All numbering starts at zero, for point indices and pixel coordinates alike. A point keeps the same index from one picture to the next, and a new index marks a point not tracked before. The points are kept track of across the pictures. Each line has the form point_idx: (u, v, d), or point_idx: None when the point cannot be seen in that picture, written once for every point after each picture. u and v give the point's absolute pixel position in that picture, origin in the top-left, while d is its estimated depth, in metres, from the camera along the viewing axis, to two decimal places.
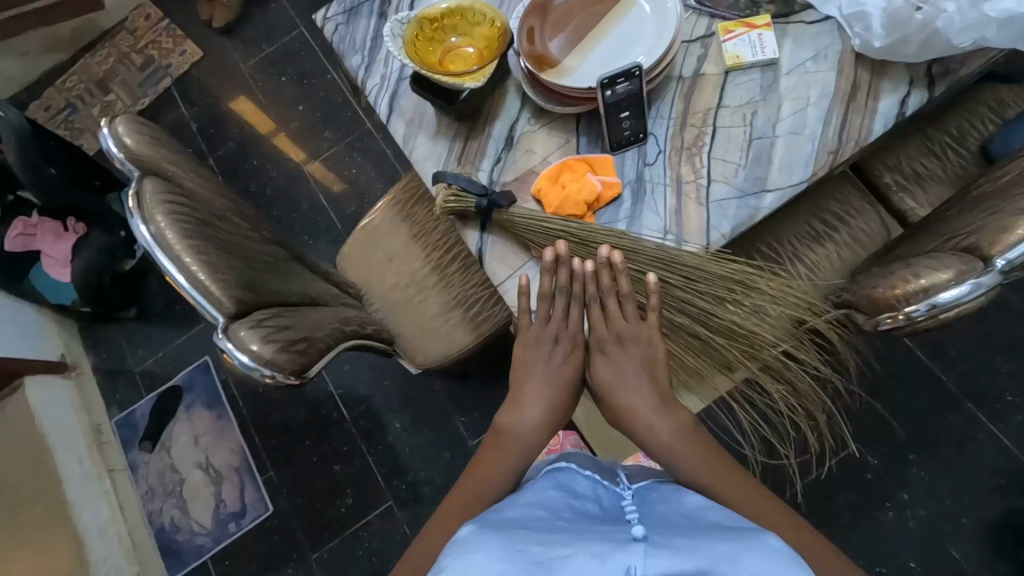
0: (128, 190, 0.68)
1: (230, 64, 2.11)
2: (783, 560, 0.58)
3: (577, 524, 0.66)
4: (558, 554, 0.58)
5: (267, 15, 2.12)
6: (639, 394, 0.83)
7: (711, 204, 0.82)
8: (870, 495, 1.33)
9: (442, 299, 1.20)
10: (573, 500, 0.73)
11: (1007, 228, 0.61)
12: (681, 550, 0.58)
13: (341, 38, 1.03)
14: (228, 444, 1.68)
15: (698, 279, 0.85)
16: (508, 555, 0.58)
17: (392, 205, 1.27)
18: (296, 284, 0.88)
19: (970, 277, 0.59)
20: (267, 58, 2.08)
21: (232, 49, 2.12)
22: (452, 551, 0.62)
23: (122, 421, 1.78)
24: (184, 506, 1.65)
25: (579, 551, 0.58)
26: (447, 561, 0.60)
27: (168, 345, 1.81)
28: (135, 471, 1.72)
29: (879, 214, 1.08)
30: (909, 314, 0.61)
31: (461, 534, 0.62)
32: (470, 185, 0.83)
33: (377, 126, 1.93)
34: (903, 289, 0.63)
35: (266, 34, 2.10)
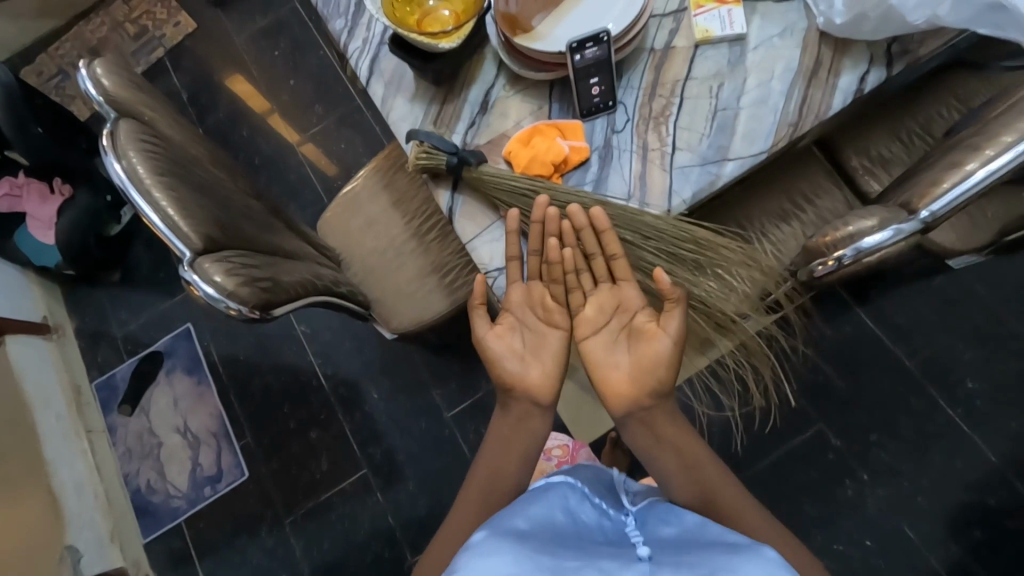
0: (103, 130, 0.70)
1: (223, 36, 2.12)
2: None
3: (584, 544, 0.63)
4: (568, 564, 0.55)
5: None
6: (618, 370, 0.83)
7: (674, 169, 0.85)
8: (832, 474, 1.36)
9: (419, 266, 1.23)
10: (576, 518, 0.70)
11: (932, 186, 0.66)
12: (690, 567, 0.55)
13: (325, 2, 1.05)
14: (207, 410, 1.70)
15: (657, 240, 0.88)
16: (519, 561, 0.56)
17: (373, 172, 1.28)
18: (271, 235, 0.90)
19: (891, 222, 0.64)
20: (260, 32, 2.09)
21: (225, 21, 2.13)
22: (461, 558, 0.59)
23: (101, 383, 1.79)
24: (161, 469, 1.67)
25: None
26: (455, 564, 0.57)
27: (151, 310, 1.83)
28: (113, 434, 1.73)
29: (845, 196, 1.11)
30: (837, 258, 0.65)
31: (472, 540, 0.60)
32: (441, 143, 0.85)
33: (367, 102, 1.95)
34: (833, 238, 0.68)
35: (260, 7, 2.11)
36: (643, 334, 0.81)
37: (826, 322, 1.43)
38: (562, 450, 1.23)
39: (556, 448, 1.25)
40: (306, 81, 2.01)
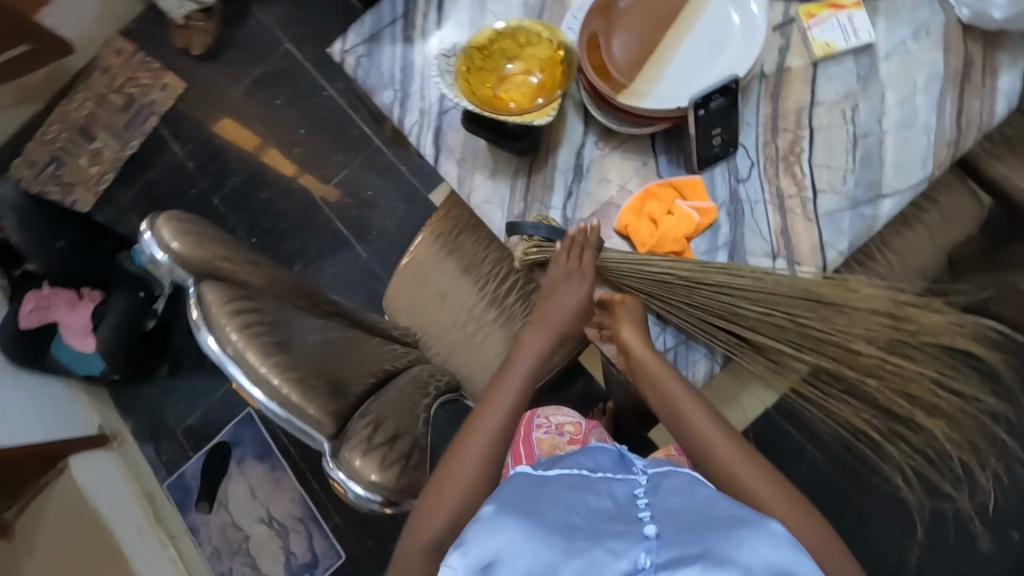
0: (191, 303, 0.61)
1: (217, 92, 1.98)
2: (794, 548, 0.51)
3: (588, 485, 0.59)
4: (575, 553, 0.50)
5: (248, 34, 1.97)
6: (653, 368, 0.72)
7: (822, 218, 0.74)
8: None
9: (505, 334, 1.13)
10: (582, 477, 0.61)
11: None
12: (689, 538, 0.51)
13: (366, 73, 0.92)
14: (287, 495, 1.63)
15: (826, 310, 0.73)
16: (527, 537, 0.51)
17: (434, 238, 1.17)
18: (367, 361, 0.81)
19: None
20: (256, 82, 1.95)
21: (216, 76, 1.98)
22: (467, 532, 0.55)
23: (172, 484, 1.71)
24: (254, 563, 1.62)
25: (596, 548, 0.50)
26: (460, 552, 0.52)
27: (207, 399, 1.74)
28: (195, 533, 1.67)
29: (968, 187, 1.00)
30: None
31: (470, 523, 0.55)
32: (553, 233, 0.75)
33: (386, 141, 1.82)
34: None
35: (250, 55, 1.97)
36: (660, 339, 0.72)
37: None
38: (575, 424, 0.96)
39: (568, 423, 0.98)
40: (317, 128, 1.88)
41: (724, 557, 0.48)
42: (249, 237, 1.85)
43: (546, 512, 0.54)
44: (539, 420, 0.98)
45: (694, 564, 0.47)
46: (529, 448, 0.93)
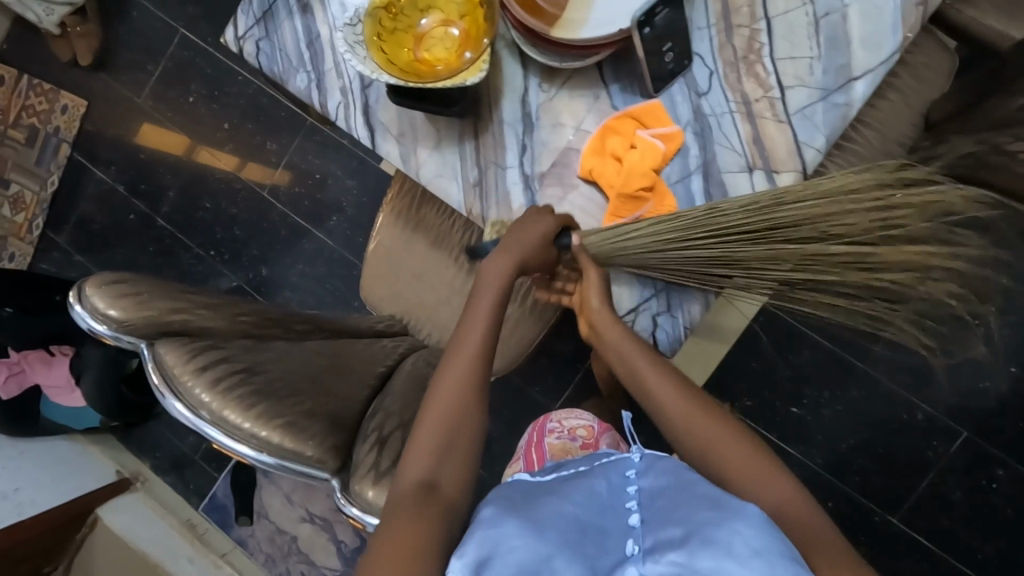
0: (149, 371, 0.56)
1: (124, 102, 1.80)
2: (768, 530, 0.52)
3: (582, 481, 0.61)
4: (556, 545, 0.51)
5: (135, 28, 1.77)
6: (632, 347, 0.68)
7: (793, 116, 0.68)
8: None
9: None
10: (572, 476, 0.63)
11: None
12: (678, 520, 0.53)
13: (271, 59, 0.82)
14: (322, 491, 1.66)
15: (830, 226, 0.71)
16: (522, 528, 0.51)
17: (396, 219, 1.11)
18: (357, 375, 0.78)
19: None
20: (162, 81, 1.77)
21: (117, 84, 1.80)
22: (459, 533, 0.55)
23: (208, 507, 1.72)
24: (309, 559, 1.67)
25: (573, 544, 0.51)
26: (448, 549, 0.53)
27: None
28: (245, 545, 1.71)
29: (937, 39, 0.94)
30: None
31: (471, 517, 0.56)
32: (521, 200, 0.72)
33: (320, 116, 1.69)
34: None
35: (145, 51, 1.77)
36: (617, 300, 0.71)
37: None
38: (586, 429, 1.04)
39: (580, 428, 1.06)
40: (242, 118, 1.73)
41: (707, 538, 0.50)
42: (207, 251, 1.76)
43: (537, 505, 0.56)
44: (551, 425, 1.07)
45: (677, 549, 0.50)
46: (541, 454, 1.03)
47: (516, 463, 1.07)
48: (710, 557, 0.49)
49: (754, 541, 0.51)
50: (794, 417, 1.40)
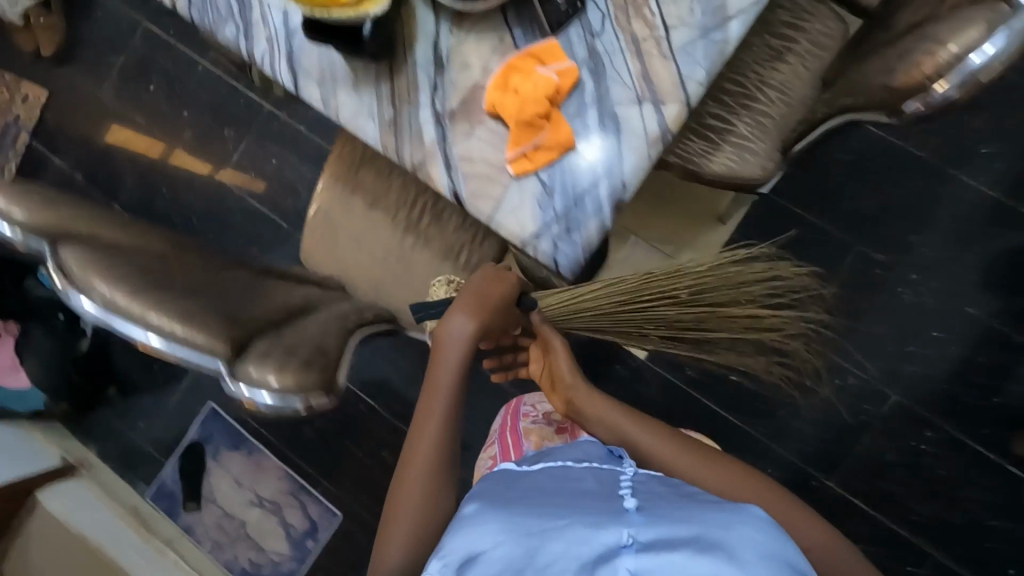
0: (48, 267, 0.58)
1: (85, 93, 1.83)
2: (770, 532, 0.63)
3: (579, 490, 0.73)
4: (555, 525, 0.64)
5: (98, 22, 1.81)
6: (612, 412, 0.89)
7: (676, 53, 0.74)
8: (886, 287, 1.37)
9: (428, 257, 1.13)
10: (564, 475, 0.77)
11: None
12: (677, 521, 0.63)
13: (201, 12, 0.87)
14: (272, 474, 1.65)
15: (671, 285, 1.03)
16: (506, 530, 0.65)
17: (335, 181, 1.15)
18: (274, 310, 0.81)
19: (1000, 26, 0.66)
20: (123, 72, 1.81)
21: (78, 76, 1.83)
22: (466, 524, 0.69)
23: (155, 494, 1.70)
24: (257, 544, 1.64)
25: (573, 522, 0.64)
26: (456, 537, 0.67)
27: (166, 406, 1.72)
28: (193, 532, 1.67)
29: (831, 9, 1.02)
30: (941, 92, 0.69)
31: (468, 512, 0.71)
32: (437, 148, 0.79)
33: (278, 105, 1.74)
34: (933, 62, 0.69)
35: (107, 43, 1.81)
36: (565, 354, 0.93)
37: (829, 148, 1.38)
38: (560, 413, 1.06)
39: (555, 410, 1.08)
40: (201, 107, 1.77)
41: (709, 543, 0.60)
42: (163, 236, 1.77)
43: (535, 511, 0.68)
44: (526, 409, 1.08)
45: (681, 549, 0.59)
46: (517, 439, 1.03)
47: (490, 449, 1.09)
48: (707, 558, 0.58)
49: (752, 541, 0.61)
50: (733, 386, 1.43)
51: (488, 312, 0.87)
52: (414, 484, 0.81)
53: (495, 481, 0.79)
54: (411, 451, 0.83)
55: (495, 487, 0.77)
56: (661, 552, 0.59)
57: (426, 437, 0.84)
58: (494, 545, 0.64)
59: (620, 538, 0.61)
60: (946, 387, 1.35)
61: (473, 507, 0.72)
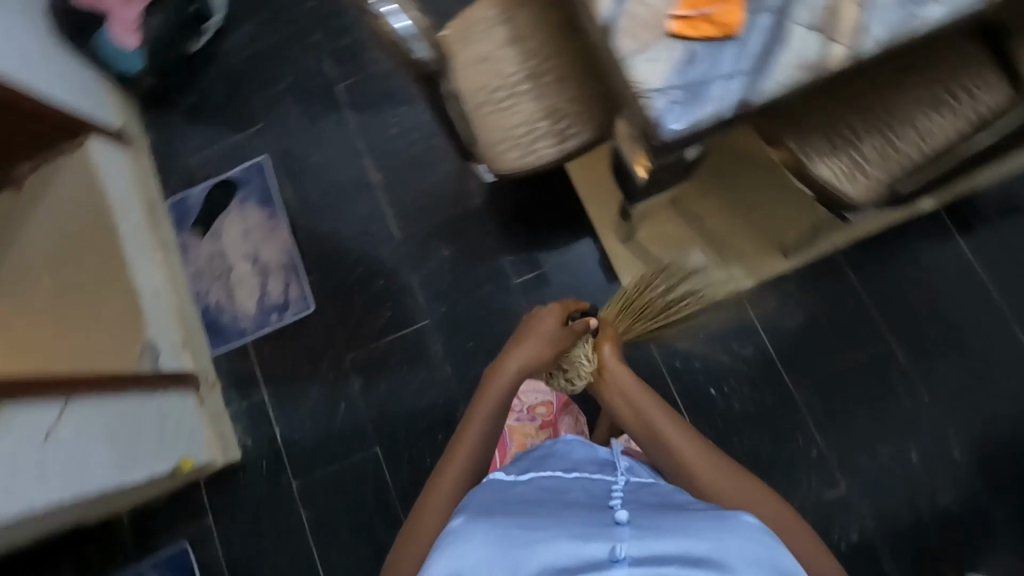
0: None
1: None
2: (759, 536, 0.62)
3: (567, 510, 0.75)
4: (543, 535, 0.63)
5: None
6: (654, 407, 0.98)
7: (869, 7, 0.79)
8: (888, 381, 1.42)
9: (531, 108, 1.17)
10: (553, 491, 0.81)
11: None
12: (669, 533, 0.62)
13: None
14: (277, 242, 1.73)
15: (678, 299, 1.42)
16: (492, 539, 0.63)
17: (494, 4, 1.21)
18: None
19: None
20: None
21: None
22: (448, 542, 0.65)
23: (174, 203, 1.81)
24: (230, 292, 1.72)
25: (561, 532, 0.64)
26: (439, 551, 0.64)
27: (225, 139, 1.81)
28: (185, 252, 1.77)
29: (1008, 92, 1.04)
30: None
31: (453, 526, 0.67)
32: None
33: None
34: None
35: None
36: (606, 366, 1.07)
37: (906, 237, 1.47)
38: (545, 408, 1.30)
39: (539, 407, 1.31)
40: None
41: (699, 558, 0.59)
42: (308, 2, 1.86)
43: (523, 521, 0.68)
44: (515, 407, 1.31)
45: (674, 563, 0.59)
46: (506, 441, 1.25)
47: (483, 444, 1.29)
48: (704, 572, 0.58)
49: (750, 552, 0.60)
50: (707, 397, 1.46)
51: (540, 339, 1.04)
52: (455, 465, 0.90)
53: (485, 492, 0.80)
54: (453, 448, 0.92)
55: (483, 497, 0.78)
56: (657, 565, 0.59)
57: (476, 425, 0.95)
58: (481, 554, 0.62)
59: (613, 551, 0.61)
60: (893, 501, 1.37)
61: (460, 517, 0.69)
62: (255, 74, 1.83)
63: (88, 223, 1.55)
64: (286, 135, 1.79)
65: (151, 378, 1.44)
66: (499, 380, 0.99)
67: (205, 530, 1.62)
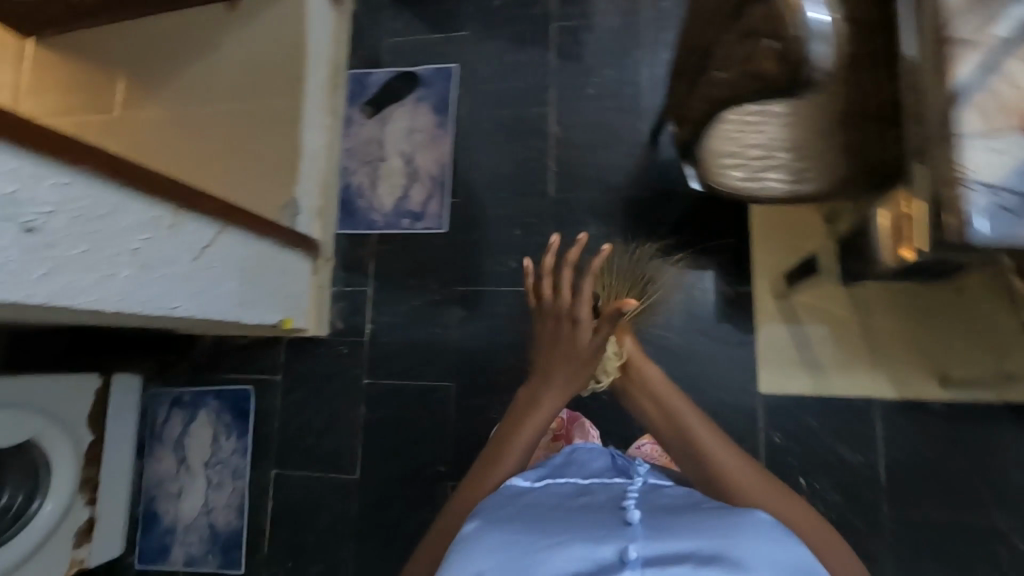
0: None
1: None
2: (766, 530, 0.70)
3: (581, 513, 0.79)
4: (556, 544, 0.70)
5: None
6: (688, 411, 0.91)
7: None
8: (990, 556, 1.30)
9: (776, 133, 1.08)
10: (567, 493, 0.85)
11: None
12: (677, 535, 0.69)
13: None
14: (436, 152, 1.71)
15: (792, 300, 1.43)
16: (503, 557, 0.69)
17: None
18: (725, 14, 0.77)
19: None
20: None
21: None
22: (463, 547, 0.73)
23: (355, 76, 1.78)
24: (375, 181, 1.72)
25: (573, 541, 0.70)
26: (460, 556, 0.71)
27: (425, 33, 1.78)
28: (347, 126, 1.76)
29: None
30: None
31: (467, 532, 0.74)
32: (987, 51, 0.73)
33: None
34: None
35: None
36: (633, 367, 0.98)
37: None
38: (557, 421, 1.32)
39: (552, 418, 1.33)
40: None
41: (709, 558, 0.66)
42: None
43: (536, 527, 0.74)
44: None
45: (685, 563, 0.65)
46: None
47: None
48: (714, 568, 0.64)
49: (759, 549, 0.67)
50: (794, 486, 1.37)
51: (579, 373, 0.89)
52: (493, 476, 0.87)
53: (499, 496, 0.83)
54: (487, 464, 0.88)
55: (494, 500, 0.81)
56: (666, 564, 0.66)
57: (509, 454, 0.88)
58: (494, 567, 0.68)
59: (624, 552, 0.68)
60: None
61: (474, 523, 0.76)
62: None
63: (285, 70, 1.61)
64: (483, 52, 1.74)
65: (288, 231, 1.47)
66: (535, 413, 0.89)
67: (271, 384, 1.69)
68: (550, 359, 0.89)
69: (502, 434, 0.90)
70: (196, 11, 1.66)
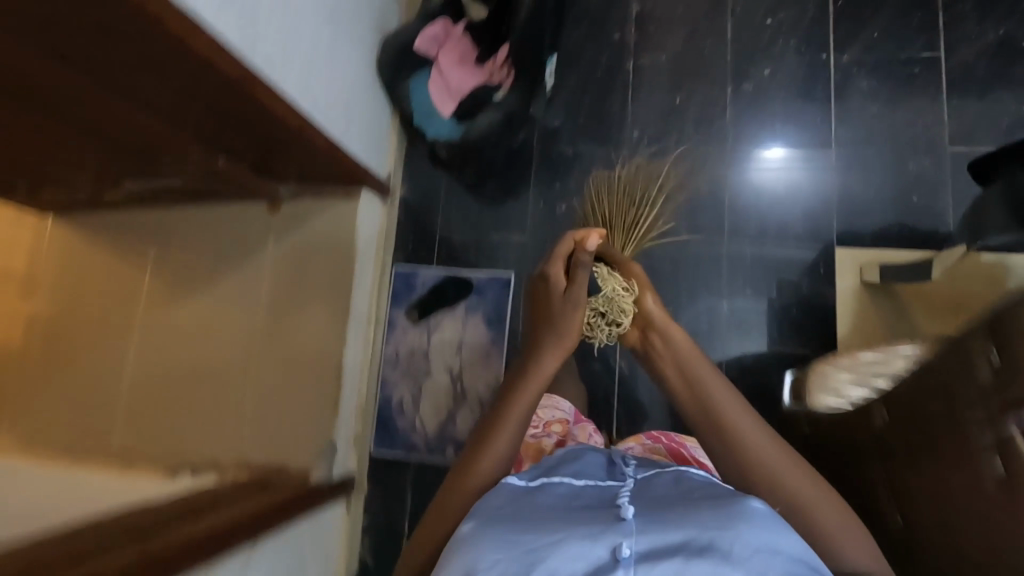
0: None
1: None
2: (769, 521, 0.66)
3: (573, 510, 0.77)
4: (551, 539, 0.67)
5: None
6: (724, 396, 0.85)
7: None
8: None
9: None
10: (569, 496, 0.81)
11: None
12: (672, 526, 0.67)
13: None
14: (486, 372, 1.56)
15: None
16: (504, 552, 0.67)
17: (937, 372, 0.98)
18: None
19: None
20: None
21: None
22: (461, 547, 0.70)
23: (401, 274, 1.64)
24: (417, 398, 1.57)
25: (570, 536, 0.68)
26: (458, 558, 0.68)
27: (482, 234, 1.64)
28: (390, 330, 1.61)
29: None
30: None
31: (463, 533, 0.72)
32: None
33: (839, 160, 1.53)
34: None
35: None
36: (660, 325, 0.96)
37: None
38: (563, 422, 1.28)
39: (556, 423, 1.27)
40: (783, 77, 1.58)
41: (705, 548, 0.63)
42: (635, 121, 1.63)
43: (532, 525, 0.71)
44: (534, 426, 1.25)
45: (673, 561, 0.63)
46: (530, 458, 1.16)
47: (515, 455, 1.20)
48: (705, 560, 0.63)
49: (758, 541, 0.64)
50: None
51: (566, 339, 0.93)
52: (484, 468, 0.83)
53: (498, 494, 0.78)
54: (481, 445, 0.85)
55: (494, 500, 0.77)
56: (658, 559, 0.64)
57: (500, 435, 0.85)
58: (497, 565, 0.66)
59: (620, 549, 0.65)
60: None
61: (471, 524, 0.72)
62: (544, 179, 1.64)
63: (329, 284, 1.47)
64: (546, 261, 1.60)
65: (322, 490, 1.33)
66: (529, 382, 0.89)
67: None
68: (545, 323, 0.95)
69: (505, 393, 0.89)
70: (236, 209, 1.52)
